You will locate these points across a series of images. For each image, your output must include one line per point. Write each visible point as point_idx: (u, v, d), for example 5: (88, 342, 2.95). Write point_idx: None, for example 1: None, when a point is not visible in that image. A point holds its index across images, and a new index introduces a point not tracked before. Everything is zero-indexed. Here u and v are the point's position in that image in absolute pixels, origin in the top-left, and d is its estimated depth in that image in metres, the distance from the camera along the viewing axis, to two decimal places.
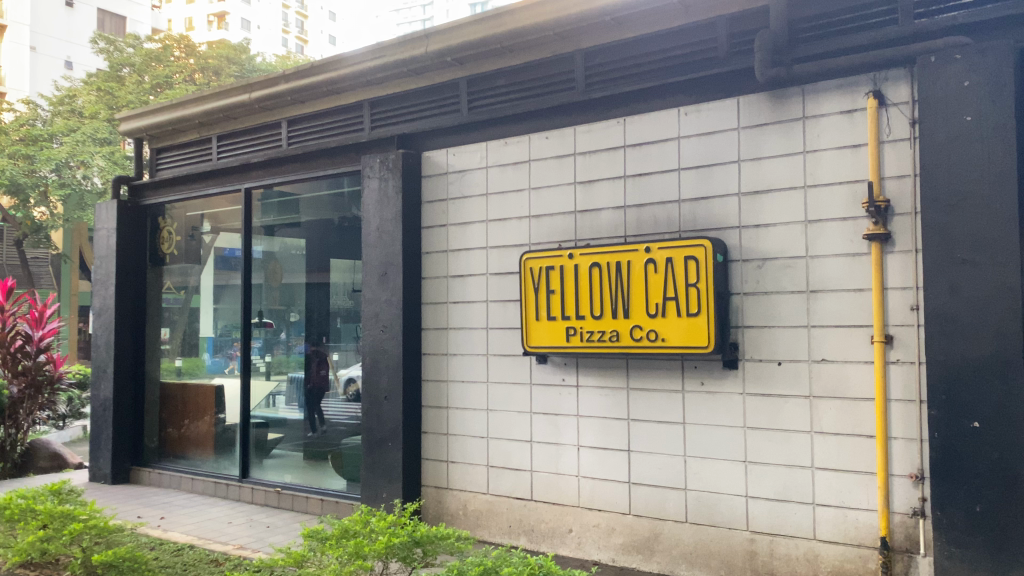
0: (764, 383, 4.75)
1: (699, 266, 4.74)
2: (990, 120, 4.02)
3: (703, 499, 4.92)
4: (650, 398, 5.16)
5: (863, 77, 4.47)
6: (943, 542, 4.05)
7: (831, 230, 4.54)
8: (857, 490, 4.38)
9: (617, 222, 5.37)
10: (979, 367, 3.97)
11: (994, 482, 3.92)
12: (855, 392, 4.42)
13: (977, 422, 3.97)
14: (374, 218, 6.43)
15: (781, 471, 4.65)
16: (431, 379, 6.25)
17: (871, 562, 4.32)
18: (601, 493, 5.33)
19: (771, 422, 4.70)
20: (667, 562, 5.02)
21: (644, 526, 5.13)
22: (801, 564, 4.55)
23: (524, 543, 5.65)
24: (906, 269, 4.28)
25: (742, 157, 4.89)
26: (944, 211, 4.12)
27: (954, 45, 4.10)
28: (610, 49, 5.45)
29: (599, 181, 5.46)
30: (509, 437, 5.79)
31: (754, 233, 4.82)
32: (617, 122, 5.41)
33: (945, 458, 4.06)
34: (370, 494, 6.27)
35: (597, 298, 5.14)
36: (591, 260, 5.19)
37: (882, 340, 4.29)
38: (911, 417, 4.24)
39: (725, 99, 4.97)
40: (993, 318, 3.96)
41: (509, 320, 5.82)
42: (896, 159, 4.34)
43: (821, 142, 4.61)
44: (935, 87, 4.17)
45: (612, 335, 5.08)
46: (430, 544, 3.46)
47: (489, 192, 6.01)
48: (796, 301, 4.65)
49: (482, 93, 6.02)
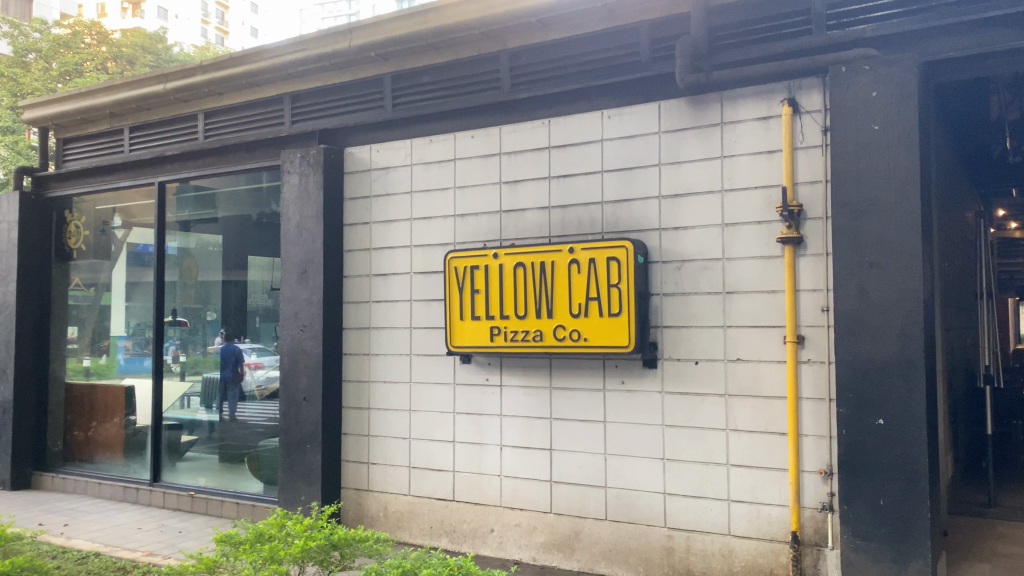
0: (682, 382, 4.85)
1: (621, 267, 4.80)
2: (896, 129, 4.20)
3: (622, 496, 4.99)
4: (572, 397, 5.21)
5: (778, 85, 4.61)
6: (849, 535, 4.20)
7: (746, 233, 4.67)
8: (770, 486, 4.51)
9: (541, 222, 5.39)
10: (884, 366, 4.15)
11: (897, 477, 4.10)
12: (768, 391, 4.55)
13: (882, 420, 4.15)
14: (294, 214, 6.29)
15: (698, 468, 4.75)
16: (353, 379, 6.16)
17: (783, 556, 4.45)
18: (522, 492, 5.35)
19: (688, 420, 4.81)
20: (587, 560, 5.08)
21: (565, 524, 5.17)
22: (716, 559, 4.66)
23: (446, 544, 5.62)
24: (817, 271, 4.43)
25: (663, 161, 4.98)
26: (853, 216, 4.28)
27: (863, 57, 4.28)
28: (536, 50, 5.46)
29: (524, 182, 5.48)
30: (431, 438, 5.75)
31: (674, 235, 4.92)
32: (541, 123, 5.43)
33: (852, 454, 4.21)
34: (288, 497, 6.15)
35: (521, 298, 5.15)
36: (516, 259, 5.19)
37: (794, 340, 4.42)
38: (821, 415, 4.38)
39: (647, 104, 5.05)
40: (898, 319, 4.14)
41: (433, 320, 5.78)
42: (809, 165, 4.49)
43: (738, 147, 4.73)
44: (846, 96, 4.33)
45: (536, 335, 5.09)
46: (349, 547, 3.39)
47: (413, 190, 5.96)
48: (713, 302, 4.76)
49: (407, 90, 5.97)
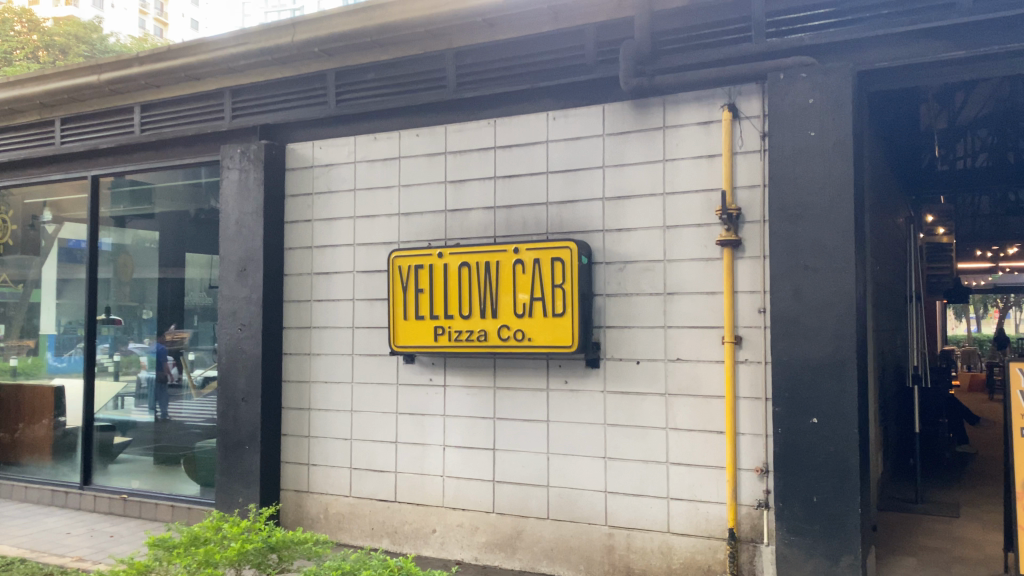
0: (623, 382, 4.90)
1: (565, 267, 4.84)
2: (831, 136, 4.32)
3: (564, 495, 5.02)
4: (516, 397, 5.22)
5: (719, 91, 4.70)
6: (784, 531, 4.31)
7: (687, 236, 4.74)
8: (708, 483, 4.59)
9: (486, 222, 5.39)
10: (818, 366, 4.26)
11: (829, 474, 4.22)
12: (707, 390, 4.63)
13: (815, 418, 4.26)
14: (233, 211, 6.17)
15: (639, 466, 4.81)
16: (293, 379, 6.07)
17: (720, 553, 4.53)
18: (465, 493, 5.34)
19: (630, 419, 4.86)
20: (528, 559, 5.09)
21: (507, 524, 5.18)
22: (656, 557, 4.72)
23: (387, 545, 5.58)
24: (755, 272, 4.53)
25: (607, 163, 5.03)
26: (789, 219, 4.39)
27: (800, 65, 4.39)
28: (482, 50, 5.41)
29: (470, 181, 5.47)
30: (373, 438, 5.70)
31: (617, 236, 4.97)
32: (486, 123, 5.43)
33: (786, 452, 4.32)
34: (225, 498, 6.03)
35: (465, 297, 5.15)
36: (460, 259, 5.18)
37: (732, 340, 4.51)
38: (757, 413, 4.48)
39: (592, 106, 5.10)
40: (831, 320, 4.26)
41: (376, 320, 5.73)
42: (747, 169, 4.59)
43: (680, 151, 4.80)
44: (783, 103, 4.44)
45: (480, 335, 5.09)
46: (287, 549, 3.34)
47: (357, 187, 5.91)
48: (655, 303, 4.83)
49: (350, 87, 5.89)
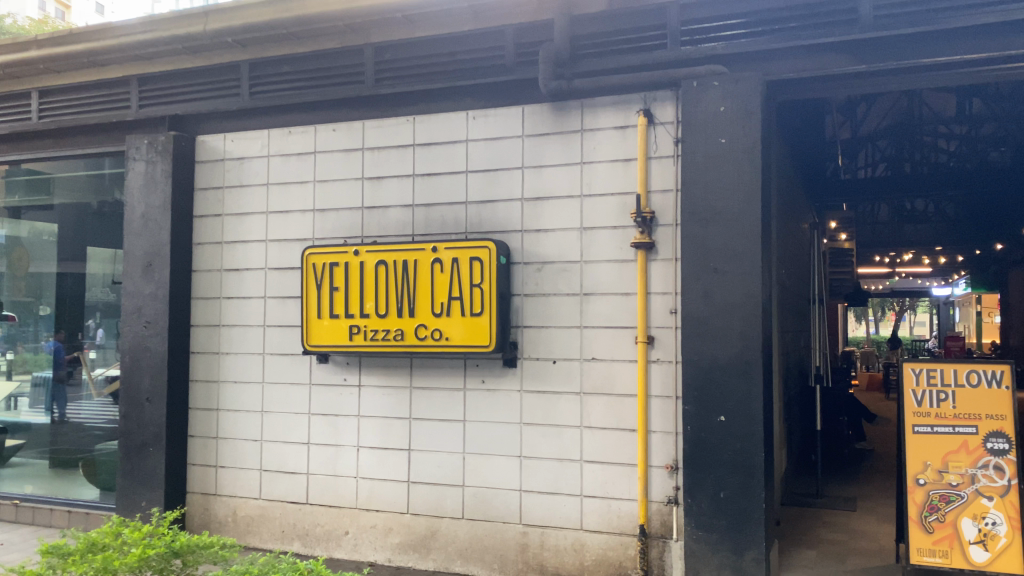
0: (540, 381, 4.94)
1: (483, 267, 4.85)
2: (741, 143, 4.46)
3: (479, 494, 5.02)
4: (432, 397, 5.19)
5: (635, 96, 4.80)
6: (693, 527, 4.42)
7: (603, 238, 4.82)
8: (620, 481, 4.68)
9: (404, 220, 5.35)
10: (726, 366, 4.39)
11: (736, 471, 4.35)
12: (620, 389, 4.73)
13: (723, 416, 4.39)
14: (138, 204, 5.92)
15: (553, 465, 4.86)
16: (201, 379, 5.88)
17: (631, 548, 4.63)
18: (379, 493, 5.28)
19: (545, 418, 4.90)
20: (442, 559, 5.07)
21: (421, 524, 5.15)
22: (569, 554, 4.78)
23: (297, 548, 5.46)
24: (667, 274, 4.65)
25: (526, 164, 5.06)
26: (700, 223, 4.51)
27: (712, 74, 4.52)
28: (402, 47, 5.36)
29: (388, 178, 5.42)
30: (285, 440, 5.57)
31: (535, 237, 5.00)
32: (405, 120, 5.39)
33: (695, 449, 4.44)
34: (128, 503, 5.79)
35: (382, 296, 5.09)
36: (377, 257, 5.12)
37: (645, 340, 4.62)
38: (668, 411, 4.60)
39: (511, 107, 5.12)
40: (739, 321, 4.39)
41: (289, 318, 5.61)
42: (661, 174, 4.70)
43: (597, 154, 4.88)
44: (696, 110, 4.56)
45: (397, 334, 5.04)
46: (191, 554, 3.24)
47: (270, 182, 5.77)
48: (571, 304, 4.89)
49: (265, 79, 5.74)
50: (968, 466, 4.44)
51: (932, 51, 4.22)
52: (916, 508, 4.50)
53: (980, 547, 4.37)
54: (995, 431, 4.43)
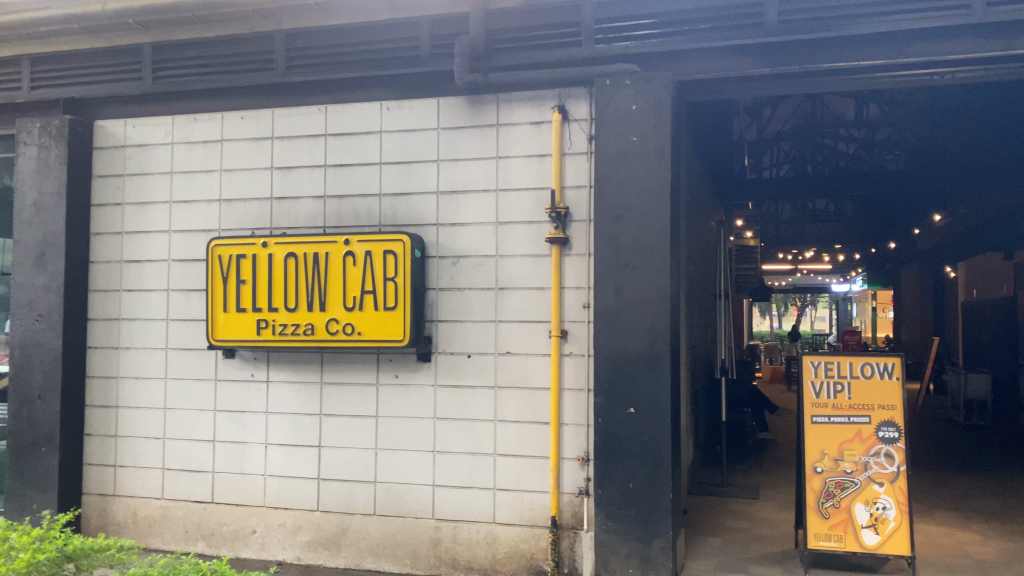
0: (454, 375, 4.93)
1: (397, 260, 4.80)
2: (652, 141, 4.54)
3: (392, 490, 4.98)
4: (343, 392, 5.12)
5: (549, 92, 4.84)
6: (603, 516, 4.50)
7: (518, 233, 4.85)
8: (533, 473, 4.72)
9: (315, 211, 5.25)
10: (635, 359, 4.48)
11: (644, 461, 4.44)
12: (534, 382, 4.77)
13: (633, 408, 4.47)
14: (30, 191, 5.59)
15: (467, 459, 4.86)
16: (98, 375, 5.63)
17: (543, 540, 4.67)
18: (288, 491, 5.17)
19: (459, 412, 4.90)
20: (353, 556, 5.00)
21: (332, 521, 5.06)
22: (481, 547, 4.79)
23: (202, 549, 5.29)
24: (581, 269, 4.71)
25: (441, 157, 5.03)
26: (612, 219, 4.58)
27: (625, 73, 4.59)
28: (314, 35, 5.25)
29: (298, 169, 5.30)
30: (189, 437, 5.39)
31: (451, 230, 4.98)
32: (317, 109, 5.28)
33: (606, 440, 4.51)
34: (17, 506, 5.49)
35: (291, 290, 4.97)
36: (287, 249, 5.00)
37: (558, 334, 4.67)
38: (580, 404, 4.66)
39: (426, 99, 5.08)
40: (648, 316, 4.49)
41: (193, 312, 5.43)
42: (575, 170, 4.75)
43: (512, 149, 4.89)
44: (609, 108, 4.62)
45: (307, 328, 4.94)
46: (85, 558, 3.10)
47: (173, 170, 5.56)
48: (486, 298, 4.89)
49: (169, 63, 5.52)
50: (861, 454, 4.67)
51: (831, 56, 4.40)
52: (814, 495, 4.70)
53: (872, 530, 4.59)
54: (886, 420, 4.67)
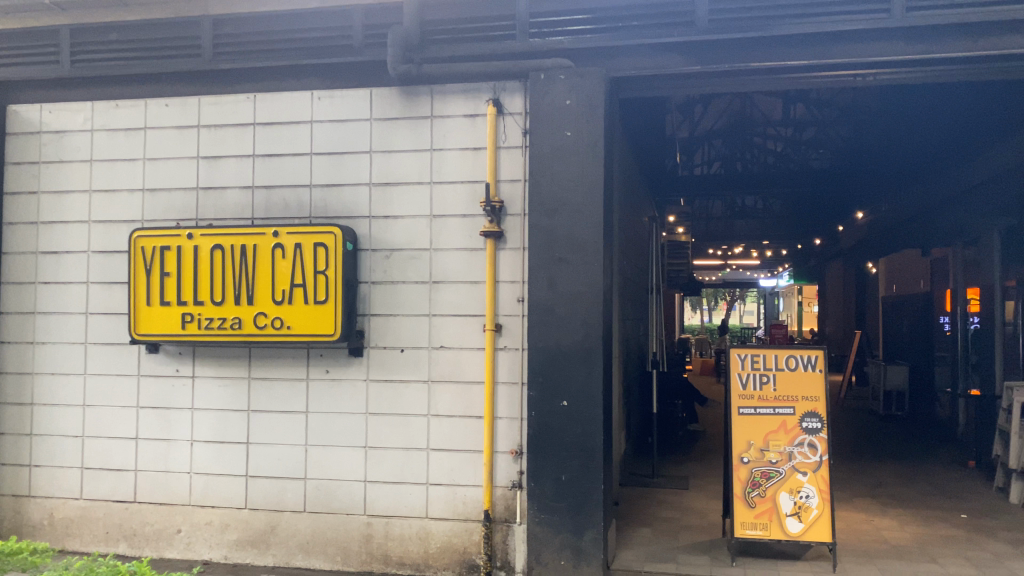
0: (386, 370, 4.87)
1: (328, 253, 4.73)
2: (585, 136, 4.57)
3: (322, 487, 4.90)
4: (272, 388, 5.01)
5: (483, 85, 4.82)
6: (535, 509, 4.52)
7: (452, 226, 4.82)
8: (466, 467, 4.71)
9: (243, 202, 5.12)
10: (568, 353, 4.51)
11: (576, 454, 4.48)
12: (468, 376, 4.75)
13: (565, 402, 4.50)
14: None
15: (400, 453, 4.82)
16: (12, 372, 5.39)
17: (476, 534, 4.67)
18: (214, 489, 5.04)
19: (391, 407, 4.85)
20: (282, 554, 4.91)
21: (260, 519, 4.96)
22: (413, 543, 4.75)
23: (123, 550, 5.11)
24: (515, 263, 4.72)
25: (373, 148, 4.96)
26: (547, 214, 4.59)
27: (559, 67, 4.61)
28: (242, 21, 5.12)
29: (225, 158, 5.16)
30: (110, 435, 5.21)
31: (383, 223, 4.92)
32: (245, 97, 5.15)
33: (538, 434, 4.53)
34: None
35: (218, 283, 4.84)
36: (213, 241, 4.87)
37: (492, 328, 4.67)
38: (514, 397, 4.67)
39: (358, 89, 5.00)
40: (582, 310, 4.51)
41: (114, 305, 5.24)
42: (510, 163, 4.75)
43: (446, 142, 4.86)
44: (543, 102, 4.63)
45: (234, 322, 4.81)
46: None
47: (93, 158, 5.35)
48: (419, 292, 4.85)
49: (89, 46, 5.31)
50: (786, 445, 4.80)
51: (760, 55, 4.49)
52: (741, 485, 4.81)
53: (795, 518, 4.71)
54: (810, 411, 4.81)
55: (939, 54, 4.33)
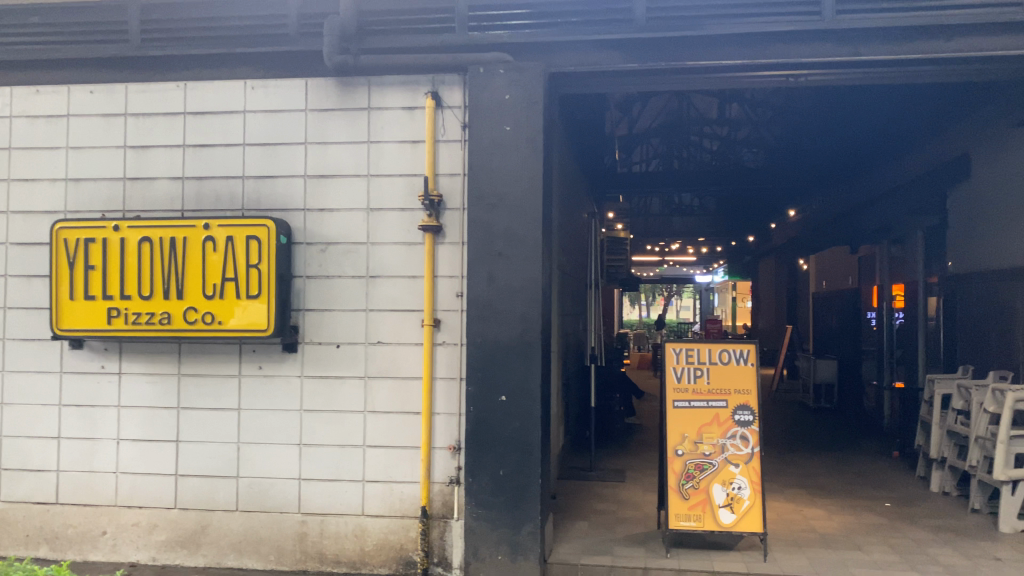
0: (321, 365, 4.80)
1: (261, 246, 4.62)
2: (523, 131, 4.56)
3: (255, 485, 4.80)
4: (203, 385, 4.89)
5: (422, 77, 4.78)
6: (472, 504, 4.51)
7: (390, 220, 4.77)
8: (403, 464, 4.67)
9: (173, 193, 4.97)
10: (506, 347, 4.51)
11: (514, 449, 4.48)
12: (405, 372, 4.71)
13: (504, 397, 4.50)
14: None
15: (335, 451, 4.75)
16: None
17: (412, 531, 4.63)
18: (142, 489, 4.89)
19: (326, 404, 4.78)
20: (213, 554, 4.79)
21: (190, 519, 4.83)
22: (349, 540, 4.69)
23: (45, 553, 4.92)
24: (453, 258, 4.69)
25: (309, 139, 4.87)
26: (485, 208, 4.57)
27: (498, 61, 4.59)
28: (172, 7, 4.97)
29: (154, 148, 5.00)
30: (30, 435, 5.00)
31: (319, 216, 4.84)
32: (175, 86, 4.99)
33: (476, 429, 4.52)
34: None
35: (146, 276, 4.69)
36: (141, 233, 4.71)
37: (430, 323, 4.64)
38: (452, 393, 4.65)
39: (293, 79, 4.90)
40: (521, 305, 4.52)
41: (34, 299, 5.03)
42: (448, 157, 4.72)
43: (383, 134, 4.80)
44: (482, 95, 4.61)
45: (163, 317, 4.67)
46: None
47: (12, 146, 5.12)
48: (355, 286, 4.79)
49: (7, 29, 5.08)
50: (719, 437, 4.89)
51: (696, 54, 4.55)
52: (675, 477, 4.89)
53: (727, 510, 4.79)
54: (742, 404, 4.91)
55: (867, 56, 4.45)
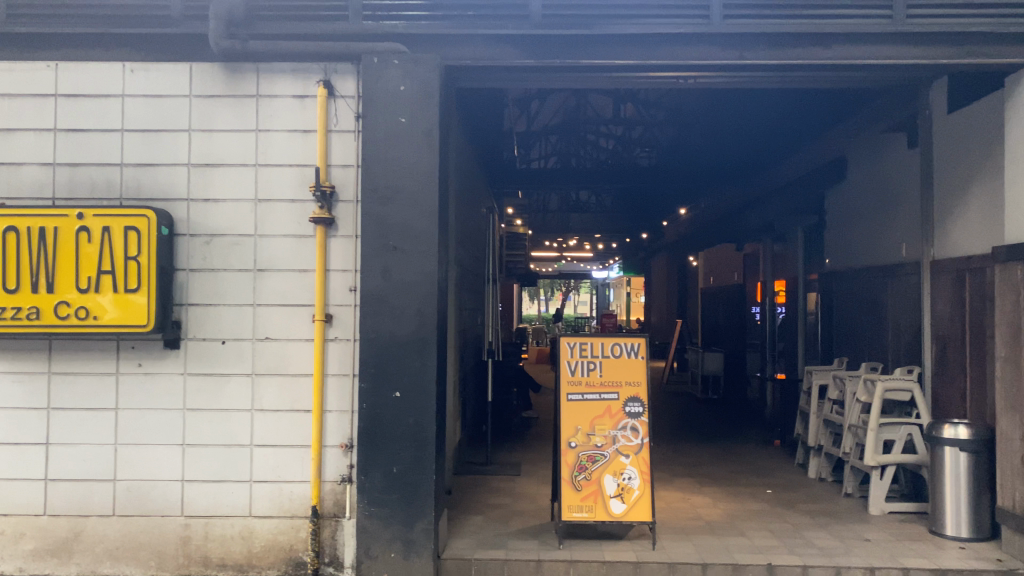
0: (206, 362, 4.62)
1: (141, 238, 4.41)
2: (419, 123, 4.51)
3: (134, 489, 4.57)
4: (76, 384, 4.62)
5: (314, 66, 4.65)
6: (364, 503, 4.43)
7: (279, 211, 4.63)
8: (293, 463, 4.55)
9: (42, 180, 4.67)
10: (401, 343, 4.45)
11: (408, 445, 4.43)
12: (295, 368, 4.59)
13: (398, 393, 4.44)
14: None
15: (221, 451, 4.58)
16: None
17: (302, 531, 4.52)
18: (8, 496, 4.58)
19: (211, 402, 4.60)
20: (88, 562, 4.54)
21: (62, 526, 4.56)
22: (235, 542, 4.54)
23: None
24: (346, 251, 4.60)
25: (193, 127, 4.67)
26: (379, 201, 4.50)
27: (392, 52, 4.52)
28: None
29: (21, 132, 4.67)
30: None
31: (203, 207, 4.65)
32: (45, 66, 4.68)
33: (370, 426, 4.44)
34: None
35: (12, 269, 4.38)
36: (6, 223, 4.40)
37: (322, 319, 4.53)
38: (344, 389, 4.56)
39: (176, 63, 4.68)
40: (415, 299, 4.47)
41: None
42: (341, 148, 4.62)
43: (273, 123, 4.65)
44: (377, 86, 4.53)
45: (31, 313, 4.38)
46: None
47: None
48: (243, 280, 4.63)
49: None
50: (610, 429, 4.98)
51: (589, 53, 4.62)
52: (568, 468, 4.96)
53: (618, 500, 4.89)
54: (632, 396, 5.02)
55: (751, 60, 4.62)
